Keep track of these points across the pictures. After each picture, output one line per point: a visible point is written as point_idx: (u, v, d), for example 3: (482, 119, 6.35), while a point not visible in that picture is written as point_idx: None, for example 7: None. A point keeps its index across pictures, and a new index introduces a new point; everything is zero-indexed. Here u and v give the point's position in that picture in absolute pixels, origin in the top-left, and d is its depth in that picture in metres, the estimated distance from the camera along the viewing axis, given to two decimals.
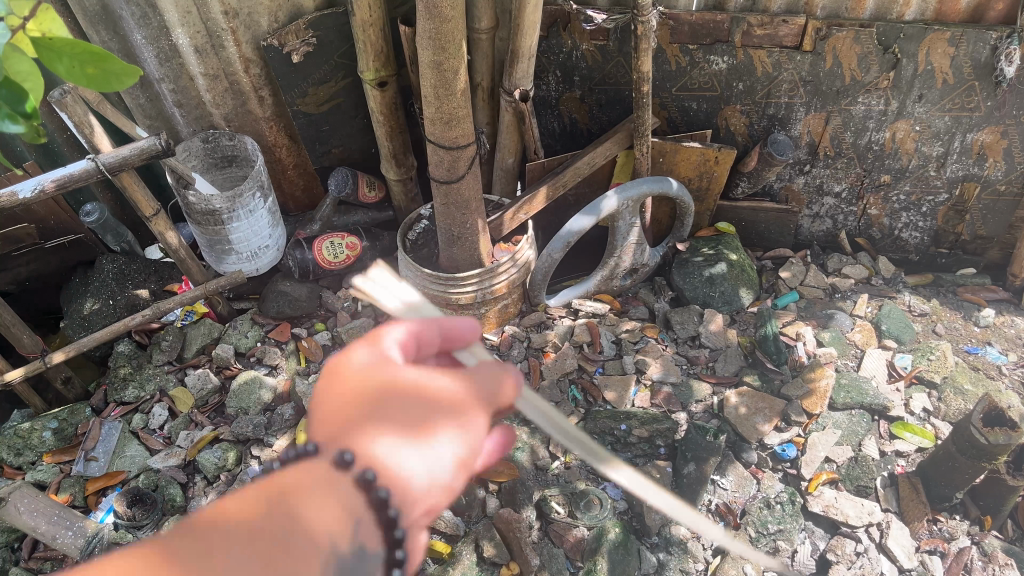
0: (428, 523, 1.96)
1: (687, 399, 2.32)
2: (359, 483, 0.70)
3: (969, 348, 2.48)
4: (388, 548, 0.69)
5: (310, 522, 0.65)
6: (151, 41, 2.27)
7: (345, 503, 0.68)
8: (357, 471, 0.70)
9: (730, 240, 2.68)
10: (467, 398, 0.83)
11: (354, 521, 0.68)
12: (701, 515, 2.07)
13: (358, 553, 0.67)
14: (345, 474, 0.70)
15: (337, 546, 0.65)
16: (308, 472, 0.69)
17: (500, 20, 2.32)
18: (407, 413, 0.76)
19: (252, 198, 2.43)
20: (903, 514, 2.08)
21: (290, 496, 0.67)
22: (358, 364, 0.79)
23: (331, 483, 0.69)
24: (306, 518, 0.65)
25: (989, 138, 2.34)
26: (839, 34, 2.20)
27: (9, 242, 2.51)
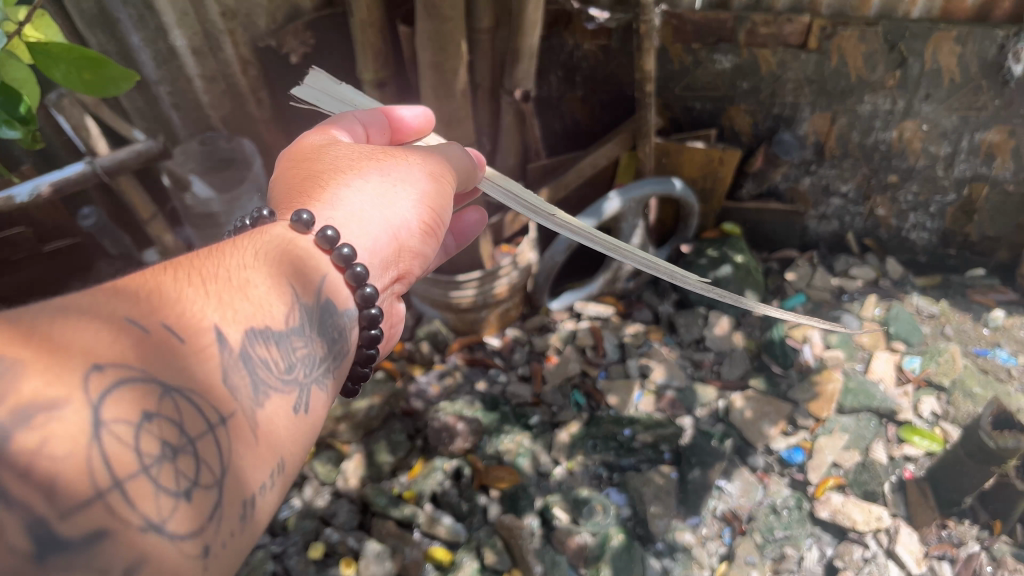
0: (427, 530, 1.92)
1: (693, 404, 2.29)
2: (342, 264, 1.06)
3: (978, 349, 2.43)
4: (335, 332, 1.03)
5: (254, 303, 0.88)
6: (148, 43, 2.21)
7: (285, 307, 0.93)
8: (337, 246, 1.06)
9: (735, 241, 2.64)
10: (454, 171, 1.34)
11: (290, 316, 0.93)
12: (707, 521, 2.03)
13: (290, 332, 0.92)
14: (330, 243, 1.05)
15: (306, 307, 0.97)
16: (287, 250, 1.00)
17: (502, 19, 2.26)
18: (387, 203, 1.19)
19: (250, 202, 2.36)
20: (911, 519, 2.03)
21: (295, 245, 1.02)
22: (354, 184, 1.18)
23: (295, 275, 0.98)
24: (314, 275, 1.02)
25: (998, 138, 2.27)
26: (845, 32, 2.17)
27: (4, 246, 2.45)
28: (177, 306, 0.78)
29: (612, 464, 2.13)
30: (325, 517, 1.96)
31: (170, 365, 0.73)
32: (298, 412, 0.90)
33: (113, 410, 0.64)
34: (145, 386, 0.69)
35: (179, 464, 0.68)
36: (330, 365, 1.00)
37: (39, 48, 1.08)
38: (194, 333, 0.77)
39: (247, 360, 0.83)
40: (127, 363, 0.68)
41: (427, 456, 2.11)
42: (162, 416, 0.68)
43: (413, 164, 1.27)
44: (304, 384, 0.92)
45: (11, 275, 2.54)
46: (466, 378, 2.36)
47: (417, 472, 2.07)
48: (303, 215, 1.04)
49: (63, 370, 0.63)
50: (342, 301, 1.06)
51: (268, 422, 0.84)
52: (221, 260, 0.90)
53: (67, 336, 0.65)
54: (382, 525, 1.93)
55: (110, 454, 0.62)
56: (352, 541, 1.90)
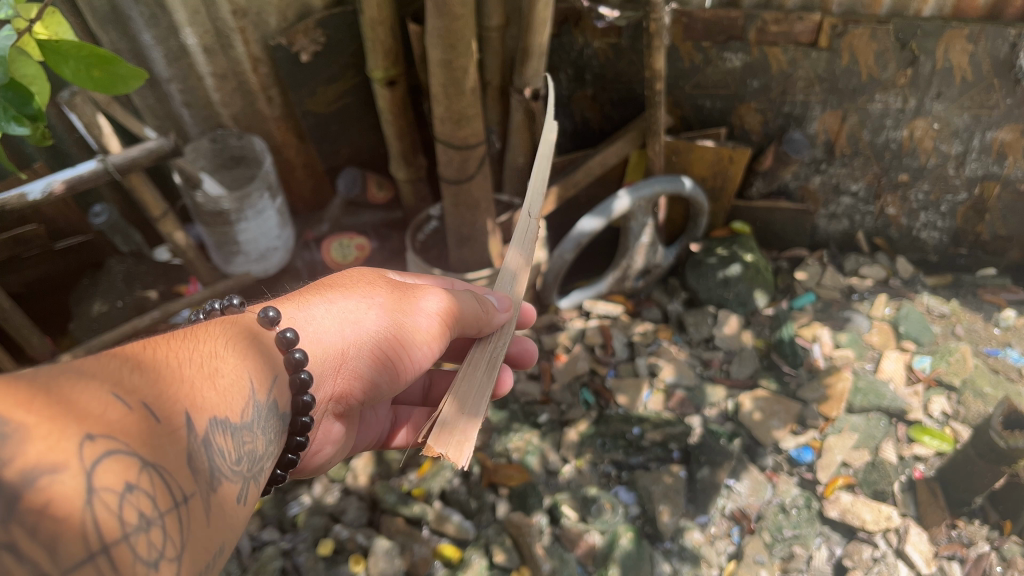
0: (435, 527, 1.93)
1: (702, 403, 2.29)
2: (284, 348, 1.03)
3: (988, 350, 2.42)
4: (272, 433, 0.97)
5: (217, 392, 0.86)
6: (159, 41, 2.21)
7: (242, 398, 0.90)
8: (292, 347, 1.03)
9: (745, 240, 2.65)
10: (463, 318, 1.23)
11: (246, 410, 0.90)
12: (716, 520, 2.02)
13: (244, 423, 0.90)
14: (286, 345, 1.02)
15: (258, 406, 0.93)
16: (249, 343, 0.98)
17: (511, 18, 2.29)
18: (349, 323, 1.16)
19: (261, 199, 2.42)
20: (921, 519, 2.01)
21: (258, 335, 1.01)
22: (324, 302, 1.16)
23: (256, 369, 0.96)
24: (267, 371, 0.98)
25: (1009, 136, 2.26)
26: (856, 30, 2.15)
27: (19, 244, 2.44)
28: (153, 388, 0.75)
29: (621, 462, 2.12)
30: (334, 514, 1.97)
31: (146, 442, 0.70)
32: (239, 503, 0.85)
33: (104, 478, 0.62)
34: (126, 459, 0.66)
35: (152, 536, 0.65)
36: (265, 466, 0.94)
37: (49, 46, 1.09)
38: (166, 416, 0.75)
39: (207, 449, 0.80)
40: (113, 434, 0.66)
41: (436, 454, 2.10)
42: (139, 490, 0.66)
43: (412, 309, 1.21)
44: (246, 479, 0.88)
45: (18, 270, 2.52)
46: None
47: (427, 469, 2.07)
48: (268, 310, 1.03)
49: (60, 437, 0.61)
50: (280, 405, 1.00)
51: (218, 511, 0.80)
52: (190, 347, 0.88)
53: (65, 406, 0.64)
54: (391, 522, 1.94)
55: (100, 517, 0.60)
56: (362, 538, 1.90)
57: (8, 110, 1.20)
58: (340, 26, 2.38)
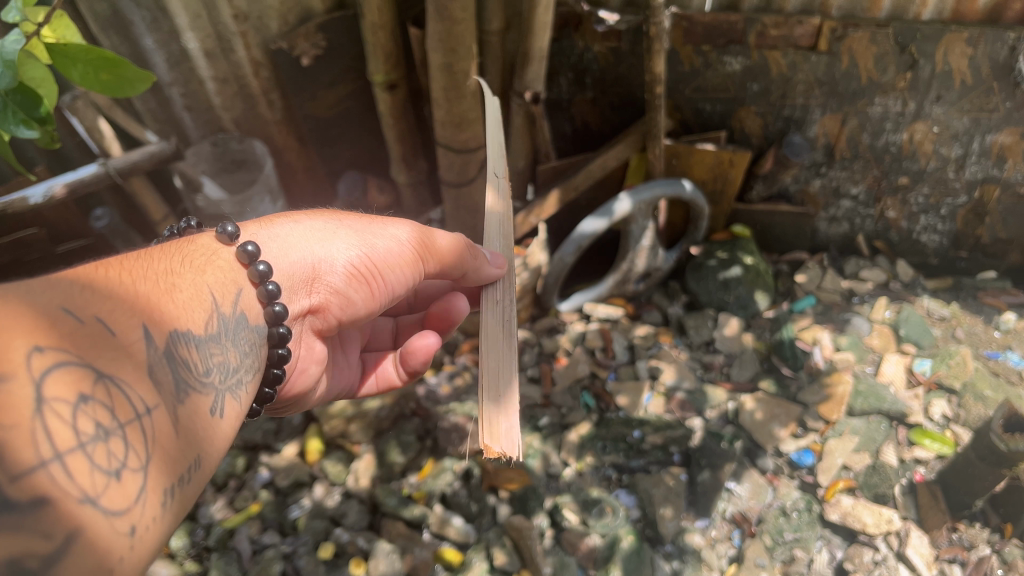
0: (437, 531, 1.93)
1: (702, 405, 2.29)
2: (257, 280, 1.08)
3: (988, 353, 2.42)
4: (245, 345, 1.04)
5: (177, 307, 0.90)
6: (161, 45, 2.22)
7: (203, 313, 0.95)
8: (256, 261, 1.08)
9: (745, 243, 2.65)
10: (439, 251, 1.33)
11: (210, 323, 0.95)
12: (717, 523, 2.02)
13: (208, 338, 0.94)
14: (260, 277, 1.08)
15: (222, 318, 0.99)
16: (209, 260, 1.04)
17: (511, 21, 2.29)
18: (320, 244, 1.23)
19: (262, 203, 2.42)
20: (922, 522, 2.01)
21: (230, 267, 1.06)
22: (302, 232, 1.23)
23: (217, 291, 1.00)
24: (231, 291, 1.03)
25: (1009, 139, 2.26)
26: (856, 34, 2.15)
27: (20, 247, 2.47)
28: (110, 299, 0.78)
29: (622, 465, 2.13)
30: (335, 517, 1.97)
31: (102, 353, 0.73)
32: (214, 414, 0.91)
33: (55, 389, 0.65)
34: (80, 370, 0.69)
35: (112, 445, 0.68)
36: (240, 376, 1.01)
37: (58, 49, 1.10)
38: (124, 328, 0.78)
39: (171, 360, 0.84)
40: (64, 346, 0.68)
41: (437, 457, 2.11)
42: (96, 401, 0.69)
43: (386, 235, 1.29)
44: (218, 390, 0.93)
45: (20, 273, 2.54)
46: (475, 380, 2.37)
47: (427, 472, 2.07)
48: (229, 227, 1.09)
49: (6, 347, 0.63)
50: (252, 318, 1.07)
51: (189, 420, 0.84)
52: (147, 267, 0.91)
53: (11, 316, 0.66)
54: (392, 525, 1.94)
55: (52, 427, 0.63)
56: (362, 542, 1.90)
57: (17, 114, 1.21)
58: (340, 30, 2.39)
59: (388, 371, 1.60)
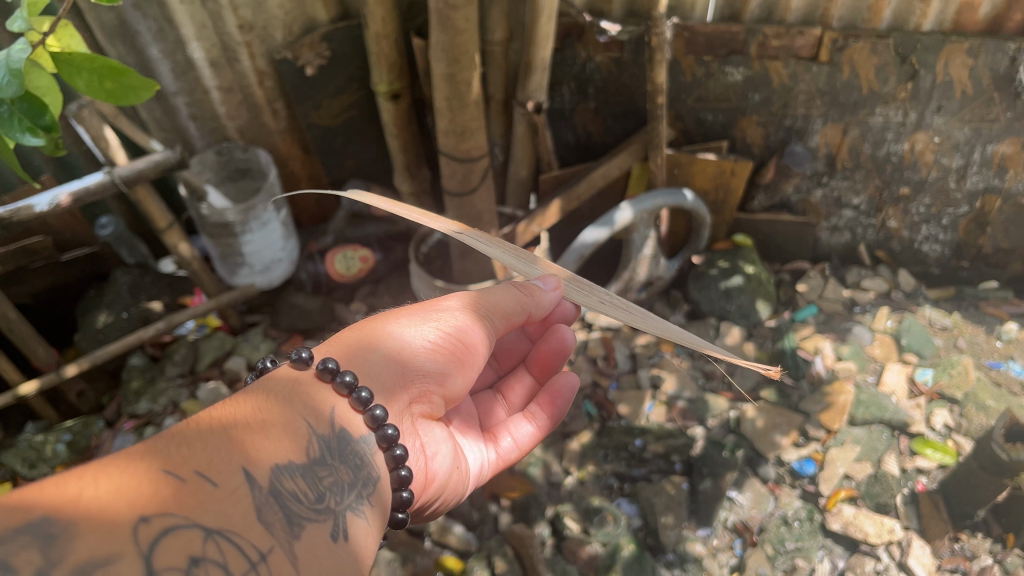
0: (439, 539, 1.94)
1: (704, 414, 2.30)
2: (347, 391, 1.07)
3: (991, 362, 2.41)
4: (355, 461, 1.03)
5: (275, 442, 0.93)
6: (166, 55, 2.23)
7: (302, 440, 0.97)
8: (340, 374, 1.07)
9: (748, 252, 2.67)
10: (498, 307, 1.33)
11: (310, 450, 0.97)
12: (718, 532, 2.02)
13: (314, 463, 0.96)
14: (348, 387, 1.06)
15: (321, 437, 1.00)
16: (296, 385, 1.05)
17: (513, 31, 2.30)
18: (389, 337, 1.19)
19: (266, 211, 2.44)
20: (924, 532, 2.01)
21: (315, 384, 1.06)
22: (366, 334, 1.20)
23: (313, 410, 1.02)
24: (323, 407, 1.03)
25: (1010, 149, 2.26)
26: (856, 45, 2.16)
27: (25, 256, 2.44)
28: (205, 455, 0.84)
29: (623, 474, 2.13)
30: None
31: (205, 509, 0.78)
32: (336, 540, 0.91)
33: (168, 556, 0.70)
34: (188, 532, 0.74)
35: None
36: (361, 493, 1.00)
37: (63, 57, 1.11)
38: (222, 477, 0.83)
39: (275, 497, 0.87)
40: (170, 511, 0.74)
41: None
42: (208, 559, 0.73)
43: (443, 310, 1.28)
44: (337, 511, 0.94)
45: (25, 282, 2.55)
46: None
47: None
48: (302, 352, 1.07)
49: (113, 526, 0.70)
50: (353, 431, 1.05)
51: (308, 553, 0.86)
52: (241, 407, 0.96)
53: (117, 494, 0.73)
54: (394, 533, 1.95)
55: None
56: None
57: (22, 121, 1.23)
58: (345, 39, 2.40)
59: (526, 430, 1.50)
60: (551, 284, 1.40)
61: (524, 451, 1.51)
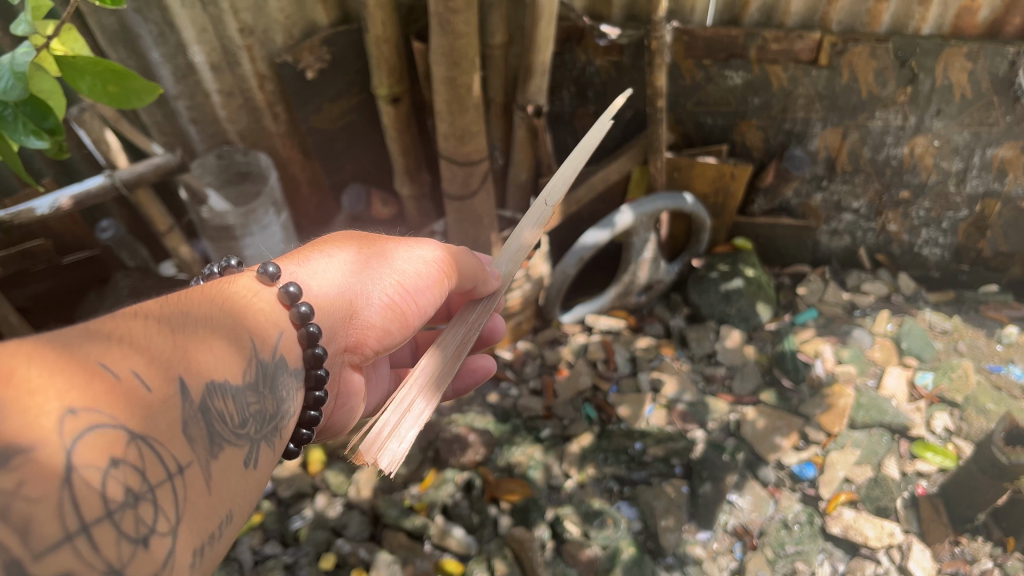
0: (439, 542, 1.93)
1: (704, 417, 2.30)
2: (298, 321, 1.05)
3: (991, 366, 2.41)
4: (283, 390, 1.00)
5: (215, 354, 0.87)
6: (167, 60, 2.23)
7: (242, 360, 0.92)
8: (297, 303, 1.06)
9: (747, 255, 2.67)
10: (461, 271, 1.32)
11: (247, 370, 0.92)
12: (718, 536, 2.01)
13: (246, 385, 0.91)
14: (301, 318, 1.05)
15: (261, 362, 0.96)
16: (247, 303, 1.00)
17: (514, 35, 2.30)
18: (351, 277, 1.19)
19: (267, 214, 2.44)
20: (924, 535, 2.00)
21: (268, 306, 1.03)
22: (330, 264, 1.20)
23: (256, 331, 0.97)
24: (268, 333, 0.99)
25: (1010, 153, 2.26)
26: (856, 49, 2.17)
27: (28, 257, 2.49)
28: (147, 353, 0.77)
29: (623, 477, 2.13)
30: (337, 528, 1.98)
31: (134, 411, 0.72)
32: (247, 466, 0.88)
33: (88, 455, 0.64)
34: (114, 433, 0.68)
35: (142, 512, 0.68)
36: (277, 424, 0.97)
37: (67, 61, 1.12)
38: (159, 384, 0.76)
39: (204, 413, 0.81)
40: (100, 407, 0.68)
41: (438, 467, 2.11)
42: (128, 465, 0.68)
43: (410, 261, 1.28)
44: (255, 439, 0.91)
45: (26, 285, 2.55)
46: (477, 392, 2.37)
47: (429, 482, 2.08)
48: (269, 267, 1.06)
49: (38, 413, 0.63)
50: (291, 359, 1.03)
51: (220, 475, 0.82)
52: (190, 309, 0.89)
53: (47, 377, 0.66)
54: (393, 536, 1.94)
55: (81, 497, 0.63)
56: (364, 553, 1.91)
57: (26, 124, 1.23)
58: (345, 43, 2.41)
59: None
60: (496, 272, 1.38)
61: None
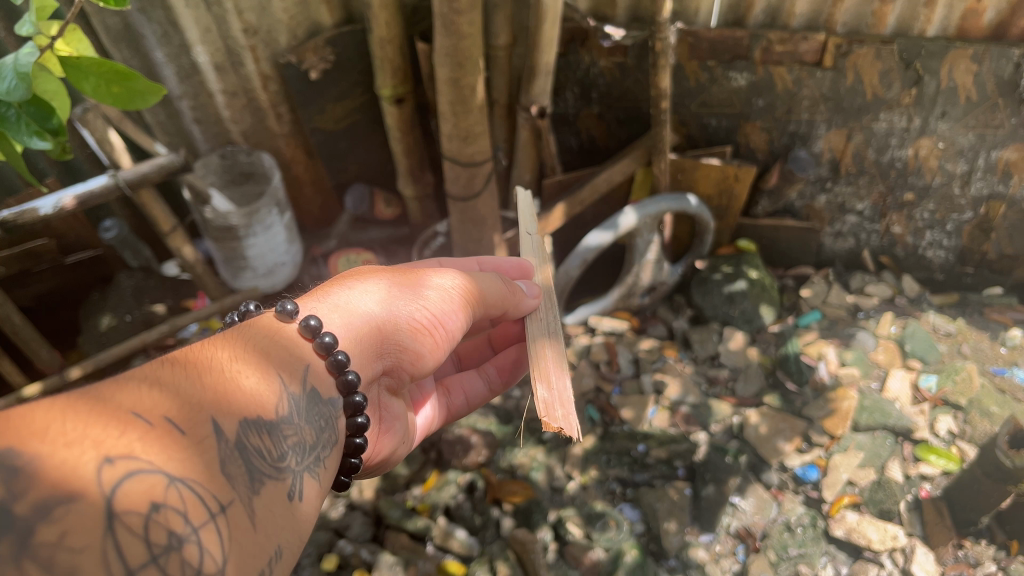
0: (441, 544, 1.94)
1: (707, 419, 2.29)
2: (310, 336, 1.07)
3: (995, 369, 2.40)
4: (320, 420, 1.03)
5: (245, 393, 0.91)
6: (171, 58, 2.24)
7: (273, 393, 0.96)
8: (319, 334, 1.07)
9: (750, 257, 2.67)
10: (484, 296, 1.34)
11: (280, 405, 0.96)
12: (720, 538, 2.01)
13: (281, 418, 0.95)
14: (313, 332, 1.07)
15: (293, 395, 0.99)
16: (272, 338, 1.03)
17: (517, 36, 2.30)
18: (372, 302, 1.22)
19: (270, 215, 2.43)
20: (928, 539, 1.99)
21: (294, 343, 1.05)
22: (352, 293, 1.21)
23: (283, 363, 1.01)
24: (297, 363, 1.03)
25: (1015, 156, 2.24)
26: (861, 50, 2.16)
27: (30, 258, 2.48)
28: (177, 400, 0.81)
29: (626, 479, 2.13)
30: (339, 529, 2.00)
31: (170, 454, 0.75)
32: (292, 499, 0.91)
33: (126, 500, 0.67)
34: (152, 478, 0.71)
35: (188, 553, 0.70)
36: (319, 454, 1.01)
37: (70, 61, 1.12)
38: (190, 426, 0.80)
39: (241, 451, 0.85)
40: (135, 455, 0.71)
41: (440, 468, 2.13)
42: (169, 507, 0.71)
43: (429, 287, 1.29)
44: (296, 472, 0.94)
45: (30, 285, 2.56)
46: None
47: (432, 484, 2.10)
48: (286, 304, 1.07)
49: (75, 465, 0.66)
50: (325, 391, 1.06)
51: (264, 510, 0.85)
52: (212, 353, 0.93)
53: (78, 432, 0.69)
54: (395, 538, 1.96)
55: (123, 543, 0.65)
56: (365, 554, 1.92)
57: (30, 125, 1.24)
58: (349, 44, 2.41)
59: (481, 388, 1.64)
60: (534, 294, 1.46)
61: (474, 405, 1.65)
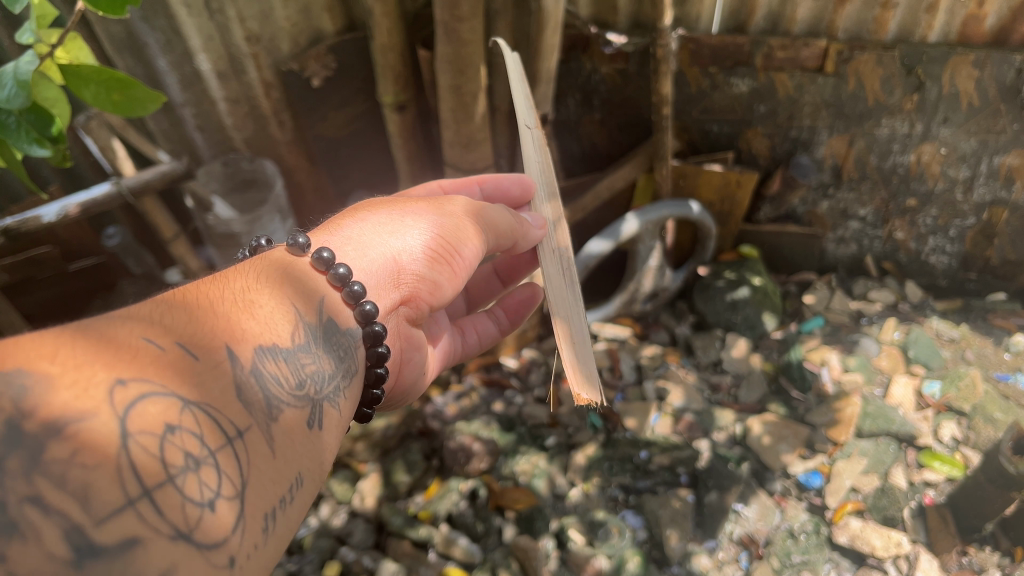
0: (443, 551, 1.93)
1: (709, 426, 2.29)
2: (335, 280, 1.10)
3: (999, 374, 2.39)
4: (339, 350, 1.05)
5: (260, 322, 0.92)
6: (174, 66, 2.24)
7: (289, 324, 0.98)
8: (333, 267, 1.10)
9: (753, 264, 2.66)
10: (499, 218, 1.36)
11: (296, 333, 0.98)
12: (723, 545, 2.00)
13: (296, 348, 0.96)
14: (326, 265, 1.09)
15: (309, 325, 1.01)
16: (286, 270, 1.05)
17: (518, 43, 2.30)
18: (385, 237, 1.25)
19: (272, 222, 2.42)
20: (932, 546, 1.98)
21: (308, 277, 1.07)
22: (361, 229, 1.24)
23: (296, 294, 1.03)
24: (311, 298, 1.05)
25: (1017, 161, 2.23)
26: (862, 57, 2.16)
27: (32, 266, 2.49)
28: (192, 327, 0.82)
29: (628, 486, 2.13)
30: (341, 536, 2.00)
31: (184, 381, 0.75)
32: (311, 427, 0.93)
33: (141, 420, 0.67)
34: (167, 401, 0.71)
35: (203, 475, 0.70)
36: (338, 384, 1.03)
37: (70, 69, 1.11)
38: (205, 352, 0.80)
39: (257, 376, 0.86)
40: (148, 378, 0.71)
41: (443, 476, 2.15)
42: (184, 430, 0.71)
43: (440, 215, 1.32)
44: (315, 400, 0.96)
45: (32, 293, 2.56)
46: (483, 400, 2.40)
47: (433, 492, 2.10)
48: (298, 238, 1.09)
49: (89, 384, 0.66)
50: (342, 322, 1.10)
51: (281, 437, 0.86)
52: (227, 285, 0.94)
53: (92, 353, 0.69)
54: (398, 545, 1.96)
55: (139, 461, 0.65)
56: (368, 561, 1.93)
57: (30, 133, 1.24)
58: (351, 52, 2.42)
59: (491, 328, 1.75)
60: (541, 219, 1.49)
61: (485, 346, 1.77)
